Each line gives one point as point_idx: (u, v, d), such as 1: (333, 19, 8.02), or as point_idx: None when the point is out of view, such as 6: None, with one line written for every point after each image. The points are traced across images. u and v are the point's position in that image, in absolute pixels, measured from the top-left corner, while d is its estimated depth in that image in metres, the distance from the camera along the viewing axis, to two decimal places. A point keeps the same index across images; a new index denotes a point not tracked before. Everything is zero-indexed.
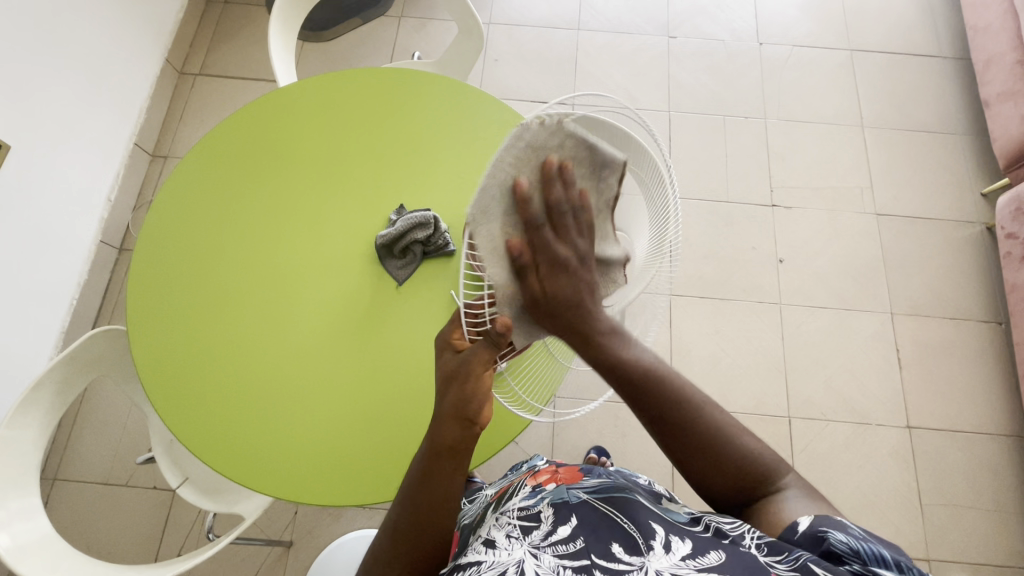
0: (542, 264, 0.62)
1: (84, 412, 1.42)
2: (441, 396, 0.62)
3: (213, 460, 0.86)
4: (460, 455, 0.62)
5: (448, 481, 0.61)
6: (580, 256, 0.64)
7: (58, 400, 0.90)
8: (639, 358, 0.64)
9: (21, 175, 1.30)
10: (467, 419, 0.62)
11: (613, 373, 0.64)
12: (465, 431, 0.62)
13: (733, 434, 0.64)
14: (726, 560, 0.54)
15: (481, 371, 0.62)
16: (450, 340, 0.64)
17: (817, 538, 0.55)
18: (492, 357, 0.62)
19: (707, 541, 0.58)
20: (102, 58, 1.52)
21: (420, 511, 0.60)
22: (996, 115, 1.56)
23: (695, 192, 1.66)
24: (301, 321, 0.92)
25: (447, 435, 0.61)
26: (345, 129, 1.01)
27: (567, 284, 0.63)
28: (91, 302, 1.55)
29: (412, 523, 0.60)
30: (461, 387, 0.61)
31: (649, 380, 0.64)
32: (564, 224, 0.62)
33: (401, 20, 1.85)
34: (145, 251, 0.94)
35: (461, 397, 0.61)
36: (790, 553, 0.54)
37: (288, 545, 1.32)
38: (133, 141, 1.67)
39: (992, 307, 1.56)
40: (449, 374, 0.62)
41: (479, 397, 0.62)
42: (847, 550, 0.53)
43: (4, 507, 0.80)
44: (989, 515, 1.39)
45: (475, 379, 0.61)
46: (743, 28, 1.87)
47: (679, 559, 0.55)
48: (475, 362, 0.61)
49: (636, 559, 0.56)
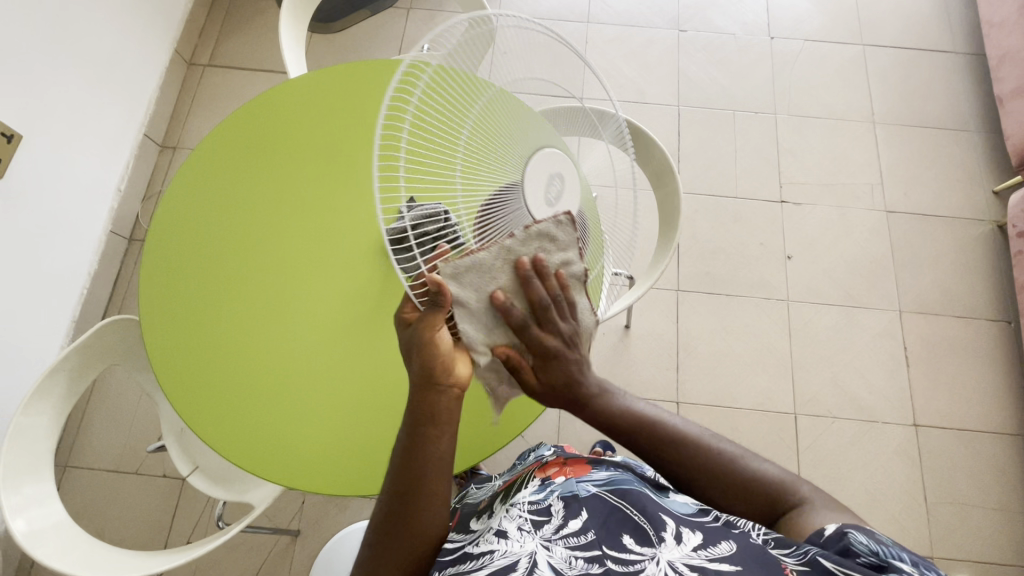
0: (535, 351, 0.68)
1: (96, 400, 1.44)
2: (410, 367, 0.62)
3: (223, 448, 0.87)
4: (441, 421, 0.60)
5: (432, 447, 0.60)
6: (567, 337, 0.69)
7: (71, 389, 0.91)
8: (630, 408, 0.71)
9: (33, 165, 1.31)
10: (438, 384, 0.60)
11: (608, 429, 0.71)
12: (439, 395, 0.60)
13: (742, 462, 0.67)
14: (738, 550, 0.55)
15: (429, 334, 0.61)
16: (404, 316, 0.66)
17: (837, 536, 0.55)
18: (437, 316, 0.61)
19: (717, 532, 0.58)
20: (114, 50, 1.53)
21: (413, 484, 0.59)
22: (1009, 112, 1.55)
23: (704, 187, 1.65)
24: (310, 312, 0.93)
25: (424, 403, 0.60)
26: (350, 122, 1.01)
27: (560, 369, 0.69)
28: (101, 292, 1.56)
29: (399, 494, 0.60)
30: (420, 354, 0.61)
31: (641, 428, 0.70)
32: (548, 315, 0.67)
33: (410, 11, 1.84)
34: (157, 241, 0.95)
35: (428, 364, 0.60)
36: (799, 548, 0.55)
37: (295, 534, 1.34)
38: (144, 132, 1.68)
39: (1001, 305, 1.55)
40: (410, 346, 0.62)
41: (439, 357, 0.60)
42: (865, 550, 0.53)
43: (20, 493, 0.82)
44: (994, 513, 1.38)
45: (427, 343, 0.61)
46: (754, 21, 1.85)
47: (690, 549, 0.56)
48: (423, 327, 0.61)
49: (647, 549, 0.56)
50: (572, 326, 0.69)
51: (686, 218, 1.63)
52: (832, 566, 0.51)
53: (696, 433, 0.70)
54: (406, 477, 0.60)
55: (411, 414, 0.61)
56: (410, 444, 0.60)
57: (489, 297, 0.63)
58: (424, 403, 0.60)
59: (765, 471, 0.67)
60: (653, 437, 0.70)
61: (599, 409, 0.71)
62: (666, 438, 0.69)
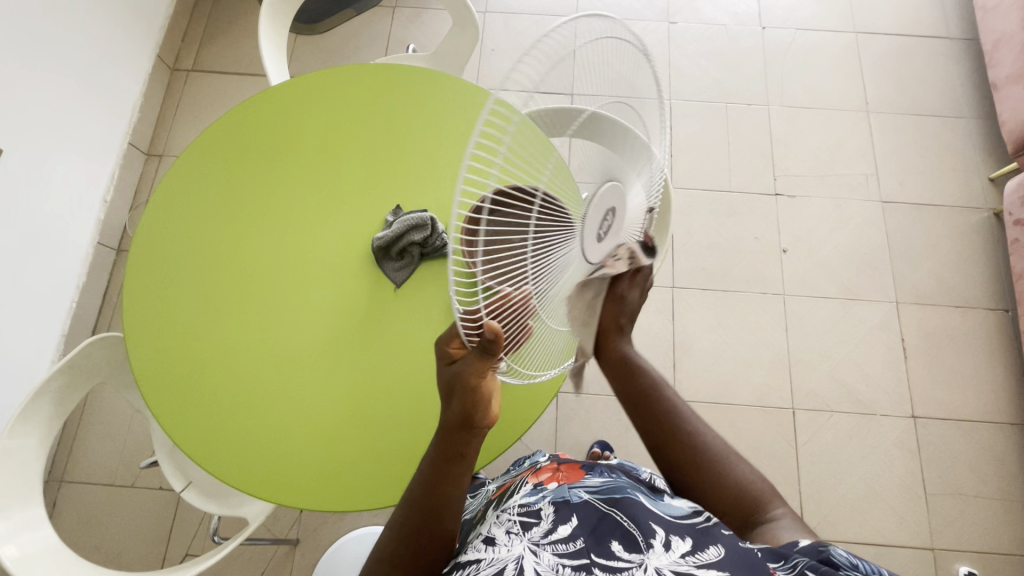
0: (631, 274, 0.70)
1: (89, 415, 1.43)
2: (448, 404, 0.59)
3: (213, 465, 0.85)
4: (466, 459, 0.62)
5: (454, 485, 0.63)
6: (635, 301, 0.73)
7: (58, 409, 0.90)
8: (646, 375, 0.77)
9: (16, 178, 1.29)
10: (472, 427, 0.60)
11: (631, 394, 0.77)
12: (470, 437, 0.61)
13: (729, 463, 0.72)
14: (725, 556, 0.54)
15: (475, 382, 0.55)
16: (450, 352, 0.58)
17: (817, 550, 0.54)
18: (486, 367, 0.54)
19: (704, 535, 0.58)
20: (93, 57, 1.50)
21: (432, 518, 0.62)
22: (1005, 98, 1.53)
23: (698, 182, 1.64)
24: (299, 324, 0.91)
25: (451, 444, 0.61)
26: (331, 130, 0.99)
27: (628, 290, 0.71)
28: (90, 305, 1.54)
29: (417, 531, 0.62)
30: (463, 400, 0.57)
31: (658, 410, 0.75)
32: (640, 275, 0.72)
33: (395, 10, 1.81)
34: (142, 255, 0.93)
35: (472, 410, 0.58)
36: (788, 560, 0.55)
37: (294, 543, 1.33)
38: (128, 140, 1.65)
39: (999, 294, 1.54)
40: (448, 384, 0.58)
41: (483, 406, 0.58)
42: (846, 563, 0.51)
43: (9, 518, 0.81)
44: (994, 502, 1.38)
45: (472, 390, 0.56)
46: (745, 11, 1.83)
47: (678, 556, 0.55)
48: (469, 374, 0.55)
49: (635, 556, 0.56)
50: (642, 291, 0.74)
51: (681, 214, 1.61)
52: None
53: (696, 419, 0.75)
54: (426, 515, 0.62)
55: (437, 449, 0.62)
56: (434, 477, 0.62)
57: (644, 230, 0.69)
58: (451, 440, 0.61)
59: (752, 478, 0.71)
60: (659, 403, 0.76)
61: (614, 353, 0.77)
62: (670, 408, 0.75)
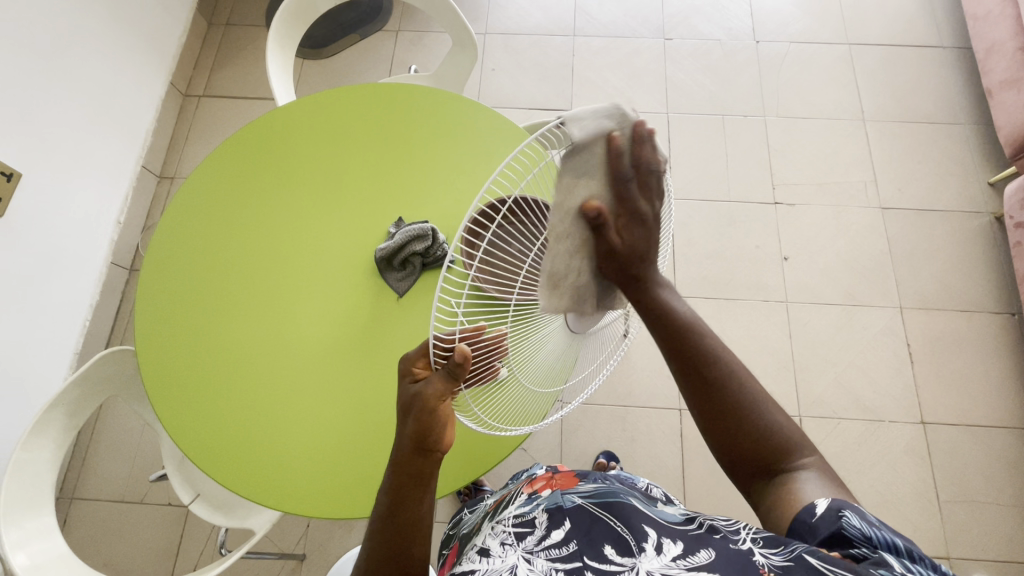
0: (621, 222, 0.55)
1: (99, 433, 1.45)
2: (402, 422, 0.60)
3: (223, 474, 0.87)
4: (424, 482, 0.60)
5: (415, 506, 0.60)
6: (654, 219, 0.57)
7: (70, 421, 0.92)
8: (681, 313, 0.62)
9: (31, 202, 1.33)
10: (427, 448, 0.59)
11: (653, 325, 0.62)
12: (425, 458, 0.60)
13: (763, 410, 0.60)
14: (716, 559, 0.52)
15: (437, 404, 0.57)
16: (414, 372, 0.60)
17: (829, 524, 0.51)
18: (451, 387, 0.57)
19: (698, 540, 0.56)
20: (106, 89, 1.55)
21: (394, 548, 0.59)
22: (999, 103, 1.54)
23: (697, 192, 1.66)
24: (302, 336, 0.93)
25: (408, 465, 0.59)
26: (331, 148, 1.02)
27: (640, 243, 0.57)
28: (103, 324, 1.58)
29: (388, 556, 0.59)
30: (418, 418, 0.58)
31: (682, 336, 0.62)
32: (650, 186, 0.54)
33: (398, 33, 1.87)
34: (155, 272, 0.96)
35: (424, 428, 0.58)
36: (786, 546, 0.50)
37: (301, 558, 1.33)
38: (141, 164, 1.71)
39: (1005, 297, 1.53)
40: (405, 405, 0.59)
41: (438, 424, 0.59)
42: (859, 535, 0.49)
43: (20, 527, 0.82)
44: (1008, 509, 1.36)
45: (430, 412, 0.57)
46: (738, 27, 1.87)
47: (670, 559, 0.53)
48: (432, 394, 0.57)
49: (627, 561, 0.55)
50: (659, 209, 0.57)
51: (681, 224, 1.63)
52: (820, 563, 0.47)
53: (732, 367, 0.62)
54: (394, 542, 0.59)
55: (393, 472, 0.60)
56: (394, 502, 0.59)
57: (609, 135, 0.47)
58: (407, 461, 0.59)
59: (777, 420, 0.61)
60: (700, 343, 0.62)
61: (655, 297, 0.61)
62: (710, 352, 0.62)
